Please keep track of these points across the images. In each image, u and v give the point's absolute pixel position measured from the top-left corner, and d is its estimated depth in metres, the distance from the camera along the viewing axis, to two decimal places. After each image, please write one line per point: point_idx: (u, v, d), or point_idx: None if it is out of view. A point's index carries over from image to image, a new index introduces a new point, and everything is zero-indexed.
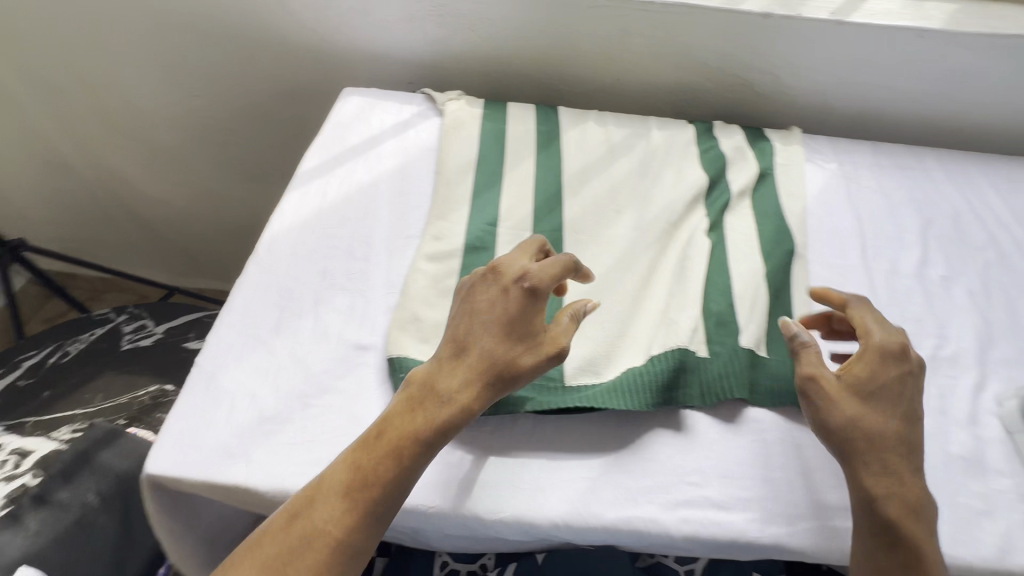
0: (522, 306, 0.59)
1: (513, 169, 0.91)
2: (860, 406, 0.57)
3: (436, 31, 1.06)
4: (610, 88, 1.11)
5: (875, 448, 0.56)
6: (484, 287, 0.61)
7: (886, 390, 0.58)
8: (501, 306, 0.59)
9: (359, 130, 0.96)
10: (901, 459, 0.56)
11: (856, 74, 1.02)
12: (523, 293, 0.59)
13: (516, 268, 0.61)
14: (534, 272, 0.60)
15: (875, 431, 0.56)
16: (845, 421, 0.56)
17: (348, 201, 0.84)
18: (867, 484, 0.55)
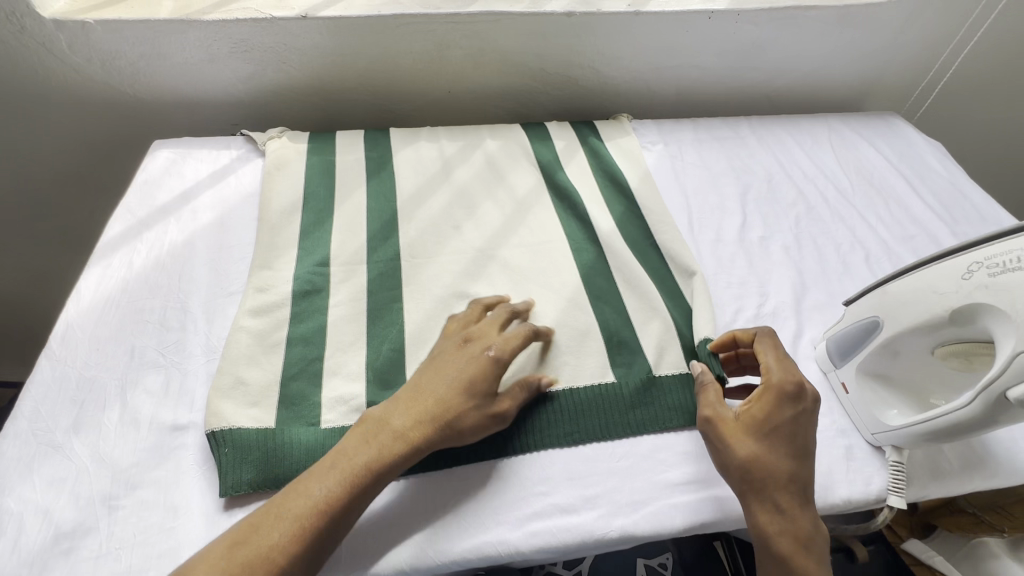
0: (476, 372, 0.61)
1: (344, 202, 0.88)
2: (758, 446, 0.56)
3: (246, 68, 1.00)
4: (444, 101, 1.11)
5: (771, 487, 0.55)
6: (448, 356, 0.64)
7: (782, 429, 0.56)
8: (455, 371, 0.62)
9: (170, 186, 0.89)
10: (791, 495, 0.55)
11: (667, 59, 1.08)
12: (492, 361, 0.62)
13: (479, 337, 0.65)
14: (517, 339, 0.65)
15: (768, 469, 0.55)
16: (736, 461, 0.56)
17: (160, 267, 0.77)
18: (758, 523, 0.55)
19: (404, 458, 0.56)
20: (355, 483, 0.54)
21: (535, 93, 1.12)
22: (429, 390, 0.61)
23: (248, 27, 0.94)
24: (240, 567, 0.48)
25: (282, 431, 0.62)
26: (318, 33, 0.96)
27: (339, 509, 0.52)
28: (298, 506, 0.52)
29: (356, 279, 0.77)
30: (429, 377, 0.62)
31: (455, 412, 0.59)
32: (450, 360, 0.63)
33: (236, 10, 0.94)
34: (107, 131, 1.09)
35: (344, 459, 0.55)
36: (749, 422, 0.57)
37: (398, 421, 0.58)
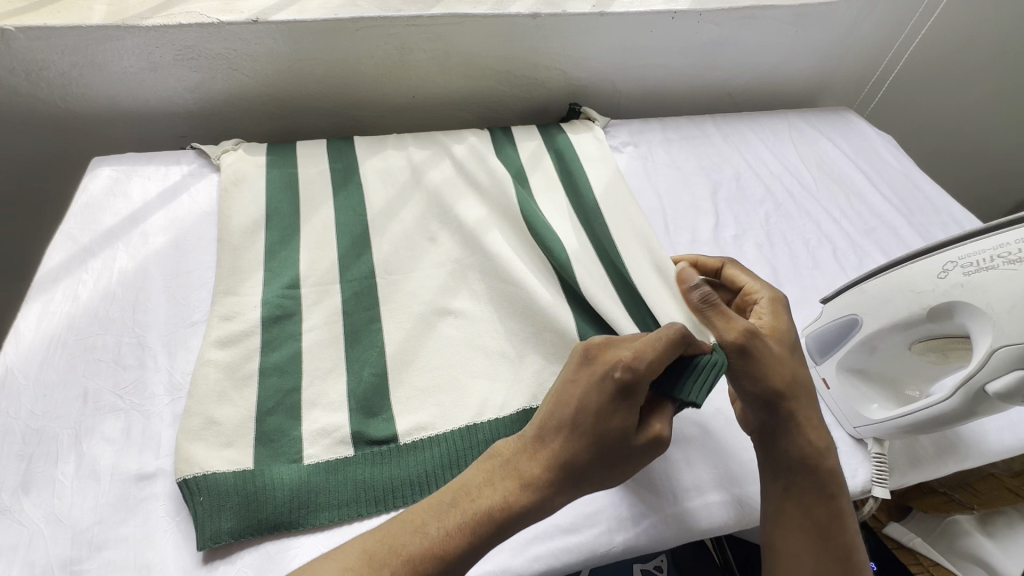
0: (604, 402, 0.49)
1: (312, 218, 0.84)
2: (789, 358, 0.59)
3: (193, 76, 0.93)
4: (409, 106, 1.07)
5: (806, 397, 0.59)
6: (573, 375, 0.52)
7: (794, 342, 0.61)
8: (579, 399, 0.50)
9: (117, 208, 0.82)
10: (814, 401, 0.59)
11: (631, 60, 1.08)
12: (618, 386, 0.49)
13: (601, 354, 0.52)
14: (648, 354, 0.50)
15: (800, 377, 0.58)
16: (783, 372, 0.57)
17: (110, 298, 0.71)
18: (803, 440, 0.57)
19: (543, 499, 0.49)
20: (474, 527, 0.47)
21: (502, 96, 1.10)
22: (554, 423, 0.51)
23: (193, 32, 0.87)
24: None
25: (263, 470, 0.58)
26: (271, 38, 0.91)
27: (462, 554, 0.46)
28: (407, 547, 0.46)
29: (331, 301, 0.74)
30: (555, 406, 0.51)
31: (588, 449, 0.49)
32: (579, 379, 0.51)
33: (179, 14, 0.87)
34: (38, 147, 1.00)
35: (472, 493, 0.49)
36: (774, 335, 0.60)
37: (533, 459, 0.50)
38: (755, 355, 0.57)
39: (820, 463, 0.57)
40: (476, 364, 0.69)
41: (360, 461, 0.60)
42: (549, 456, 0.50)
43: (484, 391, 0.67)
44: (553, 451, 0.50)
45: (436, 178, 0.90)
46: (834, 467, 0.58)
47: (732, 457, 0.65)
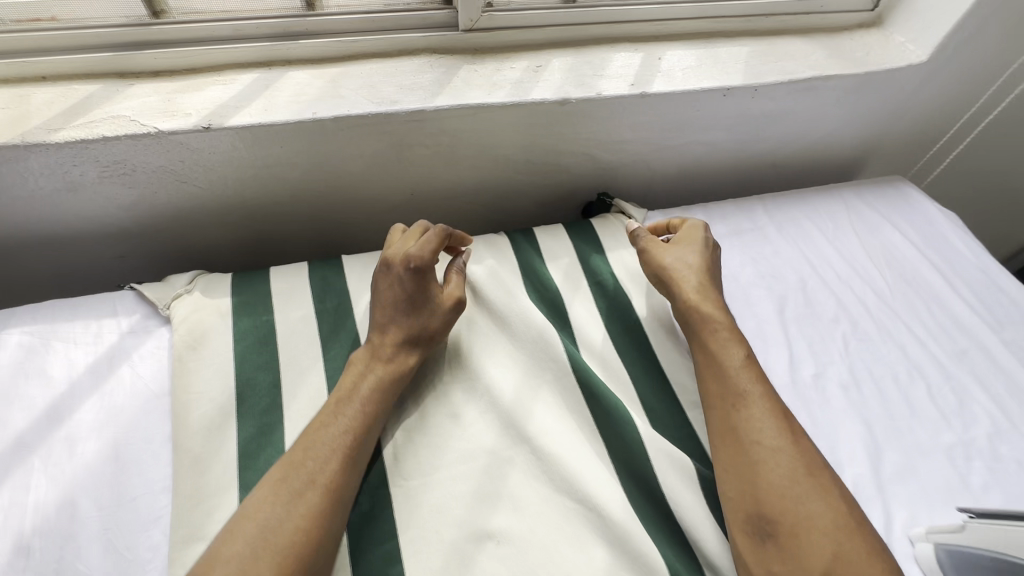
0: (417, 287, 0.66)
1: (297, 394, 0.65)
2: (711, 305, 0.72)
3: (127, 193, 0.72)
4: (406, 203, 0.87)
5: (720, 335, 0.69)
6: (387, 270, 0.68)
7: (710, 281, 0.75)
8: (394, 288, 0.67)
9: (28, 399, 0.61)
10: (711, 291, 0.73)
11: (670, 139, 0.91)
12: (410, 269, 0.67)
13: (390, 243, 0.71)
14: (429, 235, 0.70)
15: (702, 278, 0.74)
16: (685, 276, 0.74)
17: (24, 560, 0.52)
18: (739, 384, 0.65)
19: (400, 360, 0.65)
20: (357, 423, 0.59)
21: (518, 186, 0.91)
22: (393, 298, 0.67)
23: (122, 144, 0.66)
24: (291, 505, 0.53)
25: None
26: (230, 146, 0.70)
27: (351, 449, 0.58)
28: (316, 437, 0.58)
29: None
30: (383, 295, 0.67)
31: (432, 317, 0.67)
32: (394, 271, 0.68)
33: (102, 121, 0.66)
34: None
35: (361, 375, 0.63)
36: (691, 252, 0.77)
37: (388, 331, 0.66)
38: (682, 304, 0.72)
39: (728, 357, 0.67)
40: None
41: None
42: (400, 313, 0.66)
43: None
44: (402, 324, 0.66)
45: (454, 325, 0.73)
46: (742, 359, 0.67)
47: None
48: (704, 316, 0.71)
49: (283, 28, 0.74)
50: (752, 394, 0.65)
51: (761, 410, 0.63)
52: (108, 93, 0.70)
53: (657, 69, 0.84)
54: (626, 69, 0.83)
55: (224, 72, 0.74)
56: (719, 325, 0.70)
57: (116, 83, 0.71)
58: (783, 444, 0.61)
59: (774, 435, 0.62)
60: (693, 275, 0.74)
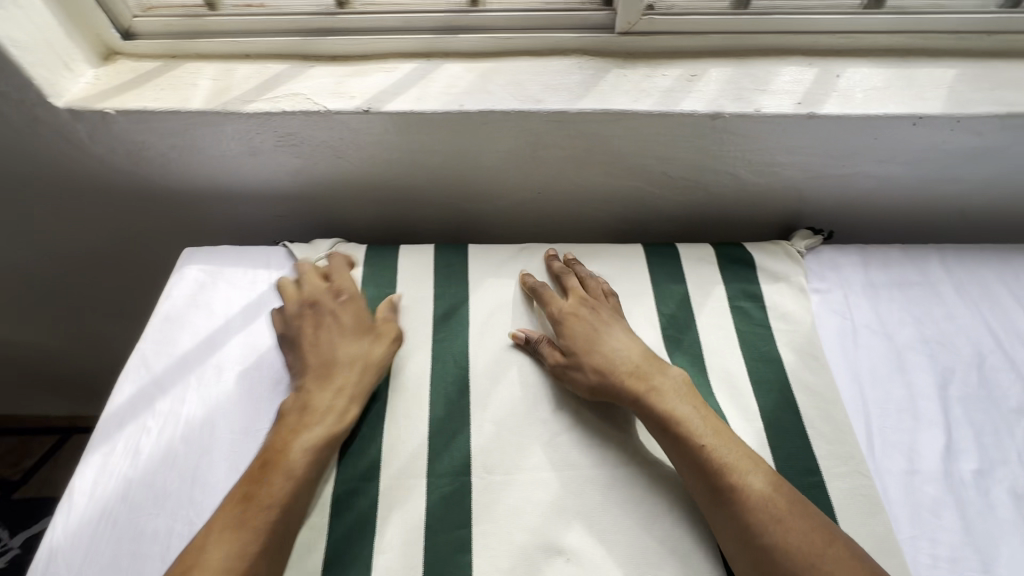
0: (381, 351, 0.68)
1: (402, 369, 0.69)
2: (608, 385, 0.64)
3: (293, 163, 0.81)
4: (532, 203, 0.88)
5: (664, 416, 0.61)
6: (348, 323, 0.70)
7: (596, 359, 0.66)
8: (352, 340, 0.68)
9: (194, 327, 0.72)
10: (605, 365, 0.66)
11: (834, 167, 0.80)
12: (370, 329, 0.70)
13: (537, 283, 0.75)
14: (580, 295, 0.73)
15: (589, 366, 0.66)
16: (623, 366, 0.65)
17: (171, 461, 0.62)
18: (708, 478, 0.57)
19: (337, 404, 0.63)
20: (270, 455, 0.58)
21: (649, 199, 0.86)
22: (337, 351, 0.67)
23: (297, 119, 0.74)
24: (274, 488, 0.56)
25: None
26: (383, 130, 0.76)
27: (255, 488, 0.56)
28: (286, 426, 0.61)
29: (413, 505, 0.59)
30: (341, 344, 0.68)
31: (349, 390, 0.64)
32: (339, 324, 0.70)
33: (285, 98, 0.75)
34: (133, 219, 0.93)
35: (282, 416, 0.62)
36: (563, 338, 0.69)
37: (335, 380, 0.65)
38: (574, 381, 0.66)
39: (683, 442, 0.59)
40: None
41: None
42: (347, 362, 0.66)
43: None
44: (353, 377, 0.65)
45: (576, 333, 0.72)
46: (709, 444, 0.59)
47: None
48: (664, 403, 0.62)
49: (447, 22, 0.78)
50: (742, 484, 0.56)
51: (752, 489, 0.55)
52: (293, 73, 0.79)
53: (833, 88, 0.74)
54: (796, 85, 0.75)
55: (388, 61, 0.80)
56: (677, 416, 0.61)
57: (301, 64, 0.80)
58: (783, 523, 0.53)
59: (770, 515, 0.54)
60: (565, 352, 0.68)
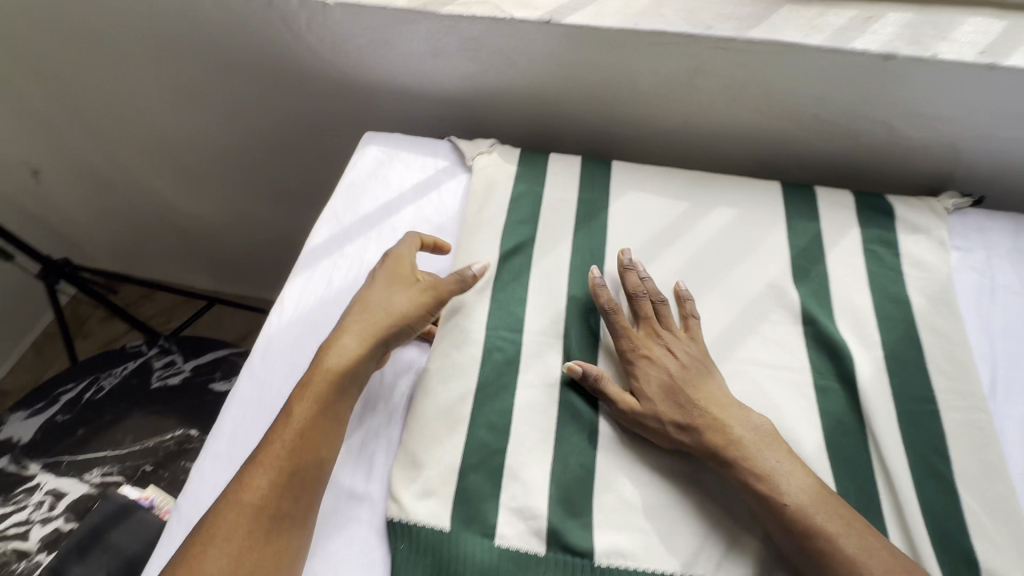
0: (419, 299, 0.67)
1: (546, 254, 0.78)
2: (680, 434, 0.61)
3: (467, 67, 0.91)
4: (674, 134, 0.93)
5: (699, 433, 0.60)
6: (387, 275, 0.69)
7: (683, 405, 0.62)
8: (382, 288, 0.68)
9: (375, 194, 0.85)
10: (678, 413, 0.61)
11: (1002, 128, 0.79)
12: (411, 280, 0.69)
13: (611, 306, 0.69)
14: (649, 326, 0.69)
15: (673, 421, 0.61)
16: (699, 410, 0.61)
17: (356, 292, 0.75)
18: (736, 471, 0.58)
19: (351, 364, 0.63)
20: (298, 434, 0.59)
21: (793, 141, 0.89)
22: (369, 304, 0.66)
23: (483, 25, 0.83)
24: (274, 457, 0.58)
25: (449, 541, 0.58)
26: (556, 42, 0.83)
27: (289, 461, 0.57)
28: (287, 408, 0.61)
29: (550, 360, 0.69)
30: (370, 293, 0.68)
31: (357, 330, 0.65)
32: (382, 277, 0.69)
33: (476, 4, 0.84)
34: (319, 105, 1.08)
35: (291, 397, 0.61)
36: (639, 375, 0.65)
37: (314, 384, 0.61)
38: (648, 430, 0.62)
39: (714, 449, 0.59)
40: (691, 502, 0.60)
41: (550, 566, 0.57)
42: (354, 339, 0.64)
43: (705, 536, 0.58)
44: (373, 320, 0.65)
45: (705, 248, 0.78)
46: (809, 516, 0.55)
47: None
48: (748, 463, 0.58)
49: None
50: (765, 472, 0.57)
51: (844, 554, 0.53)
52: None
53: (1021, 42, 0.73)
54: (980, 36, 0.74)
55: None
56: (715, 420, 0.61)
57: None
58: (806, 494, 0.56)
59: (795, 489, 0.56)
60: (647, 397, 0.63)
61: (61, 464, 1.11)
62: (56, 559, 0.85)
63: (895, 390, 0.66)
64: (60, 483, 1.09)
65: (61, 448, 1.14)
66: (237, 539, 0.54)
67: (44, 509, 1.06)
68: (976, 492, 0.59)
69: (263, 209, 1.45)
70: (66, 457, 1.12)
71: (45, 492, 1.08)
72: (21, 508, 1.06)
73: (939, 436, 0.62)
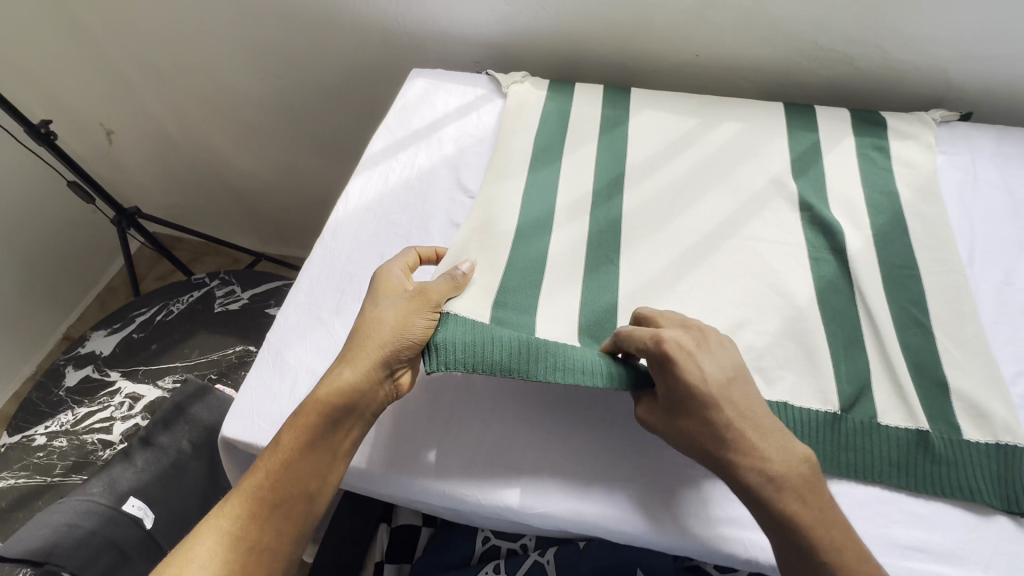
0: (416, 308, 0.63)
1: (573, 158, 0.88)
2: (782, 485, 0.54)
3: (502, 8, 1.02)
4: (687, 66, 1.03)
5: (788, 486, 0.54)
6: (380, 298, 0.66)
7: (773, 452, 0.55)
8: (374, 311, 0.64)
9: (423, 114, 0.97)
10: (774, 459, 0.55)
11: (985, 47, 0.88)
12: (404, 298, 0.64)
13: (639, 331, 0.60)
14: (689, 341, 0.59)
15: (775, 478, 0.54)
16: (791, 462, 0.55)
17: (408, 187, 0.87)
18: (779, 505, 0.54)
19: (356, 384, 0.61)
20: (298, 431, 0.60)
21: (797, 68, 0.98)
22: (363, 333, 0.63)
23: None
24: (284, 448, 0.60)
25: (450, 333, 0.62)
26: None
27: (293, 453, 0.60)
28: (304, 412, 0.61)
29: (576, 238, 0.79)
30: (368, 316, 0.65)
31: (361, 353, 0.62)
32: (376, 302, 0.66)
33: None
34: (369, 53, 1.22)
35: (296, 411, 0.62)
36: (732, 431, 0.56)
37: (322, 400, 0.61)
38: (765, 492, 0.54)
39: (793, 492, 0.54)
40: None
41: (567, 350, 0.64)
42: (354, 364, 0.62)
43: None
44: (382, 339, 0.62)
45: (714, 152, 0.88)
46: (799, 494, 0.55)
47: (971, 522, 0.57)
48: (792, 512, 0.54)
49: None
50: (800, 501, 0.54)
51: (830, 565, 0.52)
52: None
53: None
54: None
55: None
56: (793, 464, 0.56)
57: None
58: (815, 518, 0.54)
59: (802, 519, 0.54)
60: (753, 455, 0.55)
61: (137, 373, 1.25)
62: (145, 430, 0.97)
63: (882, 258, 0.74)
64: (137, 389, 1.23)
65: (136, 360, 1.28)
66: (248, 496, 0.60)
67: (124, 408, 1.20)
68: (952, 334, 0.67)
69: (309, 164, 1.59)
70: (140, 367, 1.27)
71: (125, 396, 1.22)
72: (104, 407, 1.21)
73: (919, 293, 0.71)
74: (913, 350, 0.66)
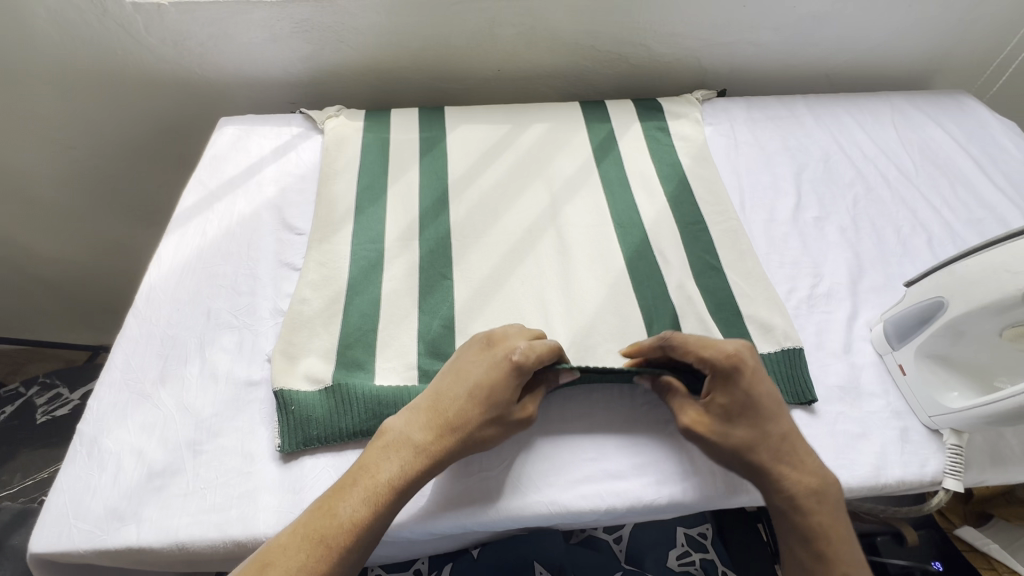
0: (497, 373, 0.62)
1: (397, 179, 0.90)
2: (813, 494, 0.58)
3: (303, 47, 1.03)
4: (494, 80, 1.12)
5: (824, 497, 0.58)
6: (471, 356, 0.63)
7: (802, 461, 0.59)
8: (480, 372, 0.61)
9: (236, 160, 0.94)
10: (813, 472, 0.59)
11: (720, 35, 1.06)
12: (512, 366, 0.60)
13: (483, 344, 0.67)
14: (749, 356, 0.61)
15: (812, 489, 0.58)
16: (825, 476, 0.59)
17: (228, 236, 0.83)
18: (812, 515, 0.57)
19: (442, 456, 0.58)
20: (379, 498, 0.54)
21: (585, 71, 1.11)
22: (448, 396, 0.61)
23: (309, 7, 0.96)
24: (358, 498, 0.54)
25: (289, 400, 0.65)
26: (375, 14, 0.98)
27: (368, 524, 0.53)
28: (380, 465, 0.56)
29: (409, 254, 0.81)
30: (477, 375, 0.61)
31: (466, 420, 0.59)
32: (469, 360, 0.63)
33: None
34: (173, 107, 1.16)
35: (367, 472, 0.56)
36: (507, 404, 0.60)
37: (414, 446, 0.57)
38: (801, 502, 0.57)
39: (817, 500, 0.58)
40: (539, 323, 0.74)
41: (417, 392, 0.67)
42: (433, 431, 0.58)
43: None
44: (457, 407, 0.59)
45: (527, 153, 0.95)
46: (826, 501, 0.58)
47: None
48: (818, 518, 0.57)
49: None
50: (828, 511, 0.58)
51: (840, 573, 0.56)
52: None
53: None
54: None
55: None
56: (824, 475, 0.59)
57: None
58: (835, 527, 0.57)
59: (831, 526, 0.57)
60: (779, 461, 0.58)
61: None
62: None
63: (676, 219, 0.86)
64: None
65: None
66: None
67: None
68: (736, 270, 0.79)
69: (128, 235, 1.44)
70: None
71: None
72: None
73: (708, 242, 0.83)
74: (709, 290, 0.77)
